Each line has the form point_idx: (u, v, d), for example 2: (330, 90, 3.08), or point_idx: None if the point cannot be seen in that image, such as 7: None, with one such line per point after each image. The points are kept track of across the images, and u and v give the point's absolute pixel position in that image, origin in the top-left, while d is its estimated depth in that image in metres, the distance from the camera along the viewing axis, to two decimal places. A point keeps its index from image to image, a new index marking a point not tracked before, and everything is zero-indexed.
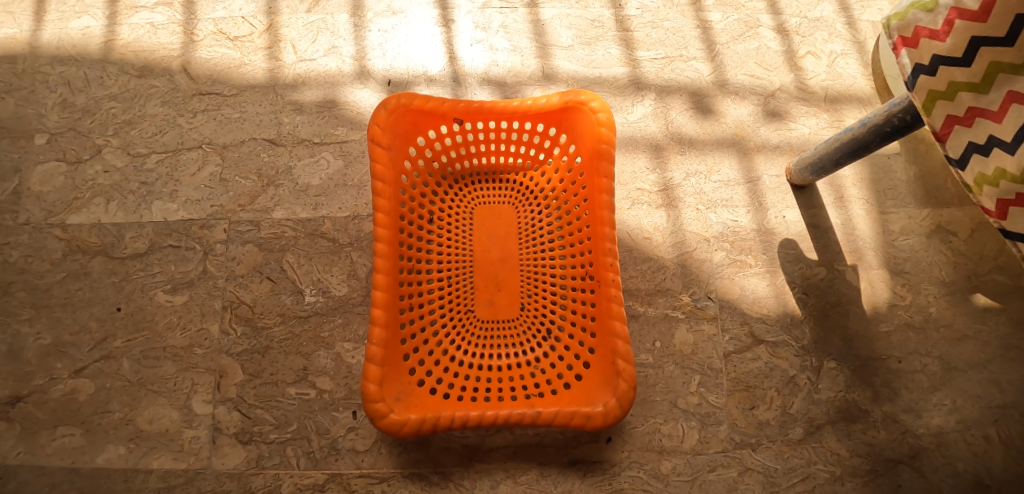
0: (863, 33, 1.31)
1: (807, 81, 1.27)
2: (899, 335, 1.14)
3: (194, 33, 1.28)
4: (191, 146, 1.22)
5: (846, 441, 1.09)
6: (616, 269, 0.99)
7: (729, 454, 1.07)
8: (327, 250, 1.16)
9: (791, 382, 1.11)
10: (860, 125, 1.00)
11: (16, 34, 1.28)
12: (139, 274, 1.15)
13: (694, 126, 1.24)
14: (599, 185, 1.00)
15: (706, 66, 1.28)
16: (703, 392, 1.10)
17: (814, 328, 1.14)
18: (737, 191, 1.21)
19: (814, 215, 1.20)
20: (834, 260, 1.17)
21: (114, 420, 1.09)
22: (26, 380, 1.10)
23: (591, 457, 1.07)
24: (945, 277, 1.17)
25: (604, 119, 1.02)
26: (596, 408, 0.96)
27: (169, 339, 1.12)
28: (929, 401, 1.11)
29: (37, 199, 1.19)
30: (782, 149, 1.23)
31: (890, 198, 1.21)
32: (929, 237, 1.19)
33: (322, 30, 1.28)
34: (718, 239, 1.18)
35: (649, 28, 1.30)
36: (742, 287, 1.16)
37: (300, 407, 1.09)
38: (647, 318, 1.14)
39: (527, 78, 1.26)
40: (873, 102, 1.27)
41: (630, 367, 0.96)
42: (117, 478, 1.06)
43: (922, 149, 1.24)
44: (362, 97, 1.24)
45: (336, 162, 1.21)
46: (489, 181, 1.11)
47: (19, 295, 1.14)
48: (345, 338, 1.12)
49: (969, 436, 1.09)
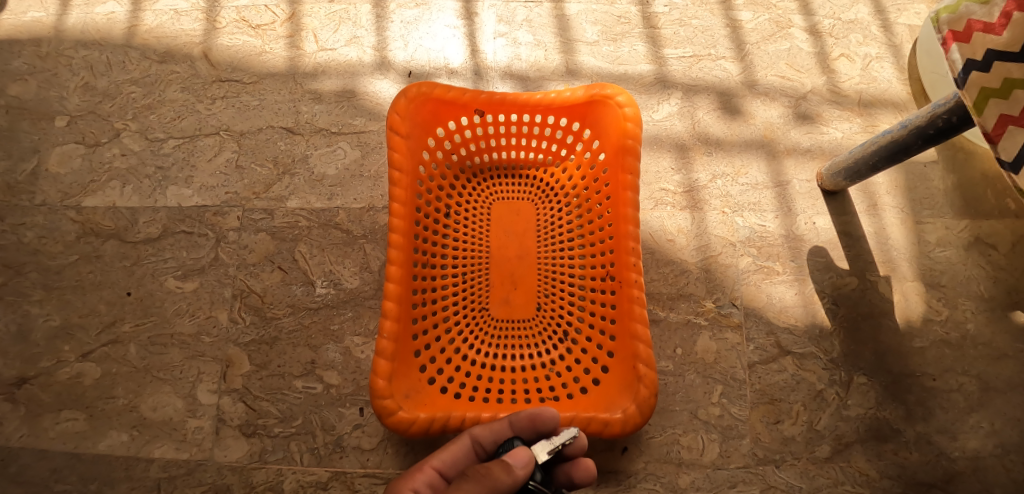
0: (899, 36, 1.26)
1: (840, 84, 1.22)
2: (934, 352, 1.07)
3: (216, 20, 1.28)
4: (209, 132, 1.20)
5: (876, 461, 1.03)
6: (639, 269, 0.95)
7: (750, 470, 1.02)
8: (340, 241, 1.14)
9: (819, 396, 1.06)
10: (900, 127, 0.96)
11: (42, 18, 1.28)
12: (151, 259, 1.14)
13: (722, 127, 1.20)
14: (623, 181, 0.97)
15: (735, 66, 1.24)
16: (725, 403, 1.05)
17: (844, 341, 1.08)
18: (765, 195, 1.16)
19: (846, 222, 1.14)
20: (866, 270, 1.12)
21: (118, 406, 1.06)
22: (33, 361, 1.08)
23: (605, 467, 1.02)
24: (983, 292, 1.11)
25: (630, 113, 0.99)
26: (615, 414, 0.92)
27: (177, 325, 1.10)
28: (965, 423, 1.04)
29: (54, 180, 1.18)
30: (813, 153, 1.18)
31: (925, 207, 1.15)
32: (967, 250, 1.13)
33: (344, 20, 1.27)
34: (744, 244, 1.13)
35: (676, 26, 1.26)
36: (768, 295, 1.11)
37: (307, 401, 1.06)
38: (668, 323, 1.09)
39: (550, 73, 1.23)
40: (909, 107, 1.21)
41: (652, 372, 0.91)
42: (119, 465, 1.03)
43: (960, 157, 1.18)
44: (382, 87, 1.22)
45: (353, 152, 1.18)
46: (508, 176, 1.07)
47: (30, 276, 1.13)
48: (355, 332, 1.09)
49: (1008, 462, 1.02)
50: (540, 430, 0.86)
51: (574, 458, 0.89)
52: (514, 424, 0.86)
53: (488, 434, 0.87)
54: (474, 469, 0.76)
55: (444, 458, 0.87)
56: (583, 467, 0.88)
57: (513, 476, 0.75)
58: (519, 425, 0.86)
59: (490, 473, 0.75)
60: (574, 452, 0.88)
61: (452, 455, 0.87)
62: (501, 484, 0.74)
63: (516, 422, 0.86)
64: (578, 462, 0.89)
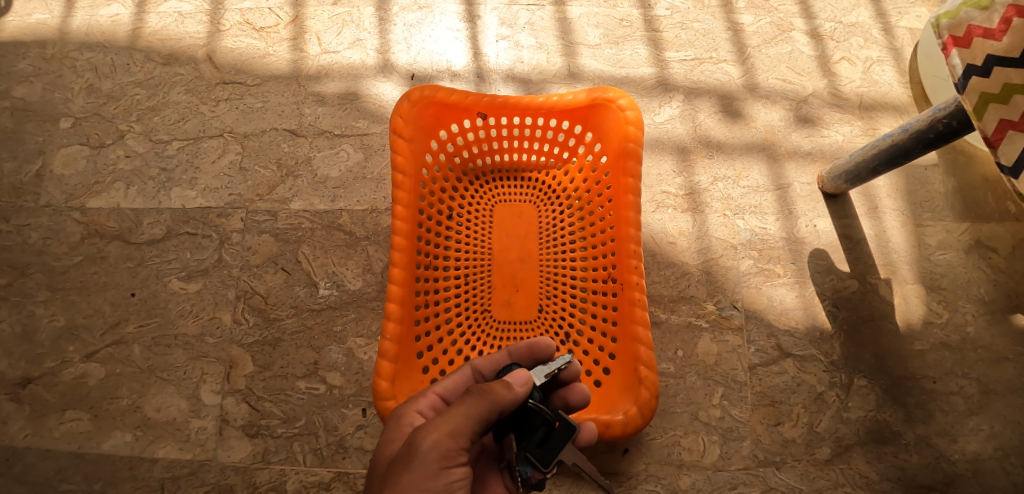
0: (900, 39, 1.26)
1: (840, 87, 1.23)
2: (934, 355, 1.08)
3: (220, 22, 1.28)
4: (213, 134, 1.21)
5: (876, 463, 1.03)
6: (640, 272, 0.96)
7: (751, 472, 1.03)
8: (343, 243, 1.14)
9: (819, 399, 1.06)
10: (901, 131, 0.97)
11: (47, 20, 1.29)
12: (155, 260, 1.14)
13: (723, 130, 1.20)
14: (625, 184, 0.97)
15: (736, 69, 1.24)
16: (725, 405, 1.06)
17: (844, 343, 1.09)
18: (767, 198, 1.16)
19: (846, 225, 1.15)
20: (867, 273, 1.12)
21: (122, 406, 1.07)
22: (38, 362, 1.09)
23: (606, 469, 1.02)
24: (984, 295, 1.11)
25: (631, 117, 0.99)
26: (616, 415, 0.92)
27: (181, 326, 1.11)
28: (965, 425, 1.05)
29: (59, 182, 1.18)
30: (814, 155, 1.19)
31: (926, 210, 1.16)
32: (968, 253, 1.13)
33: (347, 23, 1.28)
34: (745, 247, 1.14)
35: (678, 29, 1.27)
36: (769, 297, 1.11)
37: (309, 402, 1.07)
38: (669, 326, 1.10)
39: (552, 76, 1.23)
40: (909, 110, 1.21)
41: (653, 374, 0.92)
42: (123, 465, 1.04)
43: (961, 160, 1.18)
44: (385, 90, 1.23)
45: (356, 154, 1.19)
46: (510, 178, 1.08)
47: (35, 277, 1.13)
48: (358, 333, 1.10)
49: (1007, 464, 1.03)
50: (537, 358, 0.88)
51: (569, 383, 0.88)
52: (513, 353, 0.87)
53: (488, 362, 0.87)
54: (476, 385, 0.74)
55: (446, 384, 0.84)
56: (578, 390, 0.89)
57: (514, 393, 0.73)
58: (517, 354, 0.87)
59: (492, 389, 0.73)
60: (569, 377, 0.88)
61: (454, 382, 0.85)
62: (502, 401, 0.72)
63: (514, 352, 0.88)
64: (572, 386, 0.89)
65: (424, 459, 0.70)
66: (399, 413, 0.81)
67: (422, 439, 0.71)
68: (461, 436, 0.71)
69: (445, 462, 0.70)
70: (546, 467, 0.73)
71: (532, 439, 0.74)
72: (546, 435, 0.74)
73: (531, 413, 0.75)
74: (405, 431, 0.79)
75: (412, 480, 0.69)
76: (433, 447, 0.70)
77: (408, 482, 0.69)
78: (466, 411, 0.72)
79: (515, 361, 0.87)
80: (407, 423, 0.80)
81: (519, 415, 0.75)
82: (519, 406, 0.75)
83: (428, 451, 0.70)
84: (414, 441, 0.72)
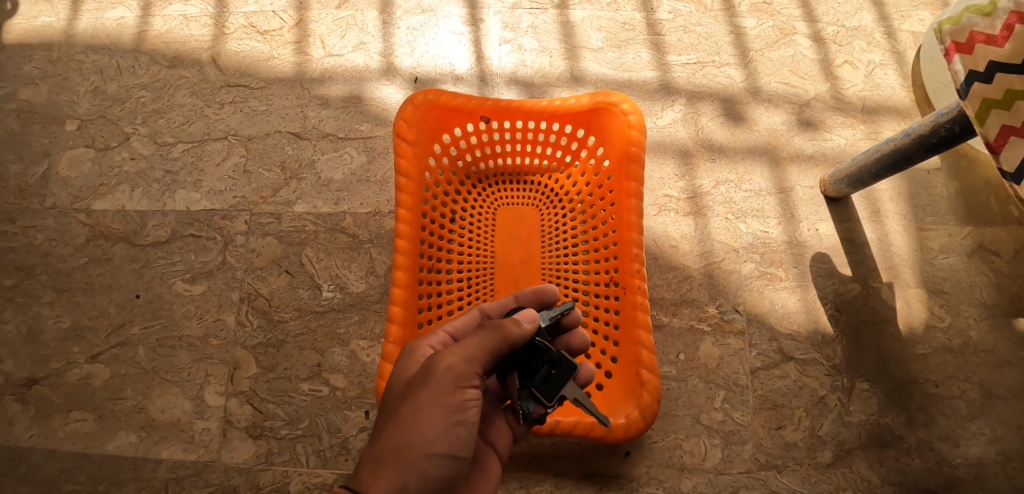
0: (903, 43, 1.26)
1: (843, 90, 1.23)
2: (936, 358, 1.08)
3: (225, 25, 1.29)
4: (217, 136, 1.22)
5: (877, 467, 1.03)
6: (643, 276, 0.96)
7: (752, 475, 1.03)
8: (346, 245, 1.15)
9: (821, 402, 1.06)
10: (903, 135, 0.97)
11: (54, 22, 1.29)
12: (160, 262, 1.15)
13: (725, 134, 1.20)
14: (627, 188, 0.98)
15: (739, 72, 1.24)
16: (727, 409, 1.06)
17: (846, 347, 1.09)
18: (769, 201, 1.17)
19: (849, 228, 1.15)
20: (869, 276, 1.12)
21: (127, 407, 1.08)
22: (43, 362, 1.10)
23: (608, 471, 1.03)
24: (986, 298, 1.11)
25: (634, 121, 1.00)
26: (618, 418, 0.93)
27: (185, 328, 1.12)
28: (967, 430, 1.05)
29: (65, 184, 1.19)
30: (816, 159, 1.19)
31: (928, 214, 1.16)
32: (970, 256, 1.13)
33: (351, 26, 1.28)
34: (748, 250, 1.14)
35: (680, 32, 1.27)
36: (771, 300, 1.11)
37: (312, 404, 1.07)
38: (671, 329, 1.10)
39: (555, 79, 1.24)
40: (912, 114, 1.21)
41: (655, 378, 0.93)
42: (127, 466, 1.05)
43: (963, 164, 1.18)
44: (388, 93, 1.23)
45: (360, 157, 1.20)
46: (513, 182, 1.08)
47: (41, 278, 1.14)
48: (361, 335, 1.10)
49: (1009, 469, 1.03)
50: (543, 303, 0.90)
51: (570, 328, 0.91)
52: (519, 297, 0.89)
53: (496, 306, 0.88)
54: (488, 320, 0.77)
55: (456, 323, 0.85)
56: (579, 335, 0.92)
57: (523, 328, 0.76)
58: (524, 299, 0.89)
59: (503, 324, 0.76)
60: (570, 323, 0.90)
61: (463, 322, 0.86)
62: (513, 336, 0.76)
63: (520, 296, 0.89)
64: (573, 331, 0.92)
65: (441, 378, 0.73)
66: (411, 346, 0.82)
67: (439, 361, 0.74)
68: (475, 360, 0.74)
69: (460, 382, 0.73)
70: (548, 401, 0.76)
71: (536, 377, 0.76)
72: (549, 373, 0.77)
73: (537, 350, 0.78)
74: (419, 360, 0.80)
75: (430, 396, 0.72)
76: (449, 369, 0.73)
77: (426, 399, 0.72)
78: (479, 342, 0.75)
79: (522, 305, 0.88)
80: (419, 355, 0.81)
81: (524, 355, 0.78)
82: (526, 343, 0.78)
83: (445, 372, 0.73)
84: (431, 364, 0.74)
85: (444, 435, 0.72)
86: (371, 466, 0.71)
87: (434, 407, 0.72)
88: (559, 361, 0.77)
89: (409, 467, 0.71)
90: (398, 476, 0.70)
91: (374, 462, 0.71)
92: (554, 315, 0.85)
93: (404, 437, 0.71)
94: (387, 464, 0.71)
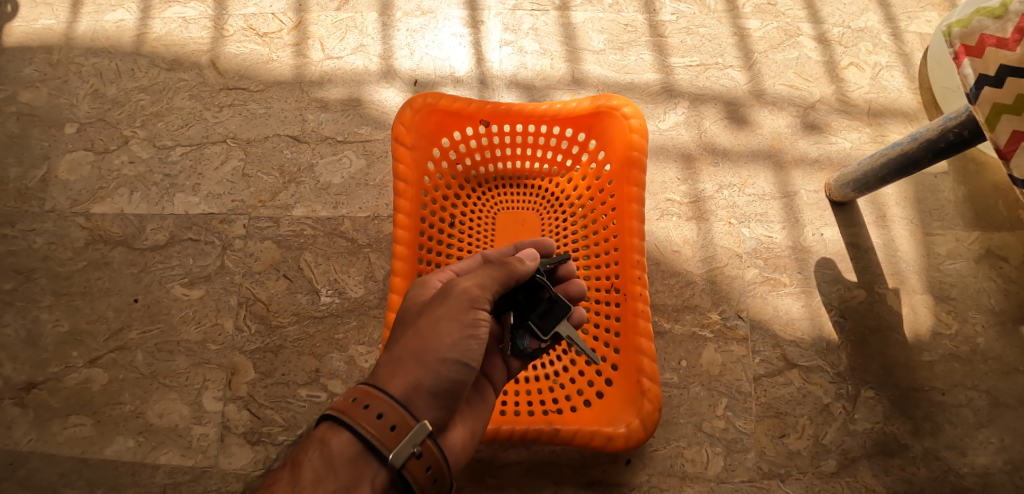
0: (910, 44, 1.24)
1: (849, 93, 1.21)
2: (943, 366, 1.06)
3: (224, 28, 1.28)
4: (216, 140, 1.21)
5: (882, 477, 1.02)
6: (644, 283, 0.94)
7: (755, 484, 1.01)
8: (345, 250, 1.14)
9: (825, 410, 1.05)
10: (909, 140, 0.95)
11: (54, 25, 1.29)
12: (158, 266, 1.14)
13: (728, 138, 1.19)
14: (629, 193, 0.96)
15: (742, 75, 1.23)
16: (729, 416, 1.04)
17: (851, 355, 1.07)
18: (772, 206, 1.15)
19: (854, 233, 1.13)
20: (874, 283, 1.11)
21: (125, 412, 1.07)
22: (42, 367, 1.09)
23: (608, 479, 1.01)
24: (994, 305, 1.09)
25: (636, 125, 0.98)
26: (618, 428, 0.91)
27: (184, 333, 1.11)
28: (974, 438, 1.03)
29: (64, 187, 1.19)
30: (821, 163, 1.17)
31: (935, 219, 1.14)
32: (978, 262, 1.11)
33: (350, 29, 1.27)
34: (751, 255, 1.12)
35: (683, 34, 1.25)
36: (775, 307, 1.10)
37: (310, 409, 1.06)
38: (672, 336, 1.08)
39: (556, 82, 1.22)
40: (919, 117, 1.19)
41: (656, 386, 0.91)
42: (125, 471, 1.04)
43: (971, 168, 1.17)
44: (387, 96, 1.22)
45: (359, 161, 1.19)
46: (513, 186, 1.07)
47: (40, 281, 1.14)
48: (359, 341, 1.09)
49: (1018, 478, 1.01)
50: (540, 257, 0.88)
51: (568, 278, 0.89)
52: (520, 247, 0.87)
53: (499, 253, 0.85)
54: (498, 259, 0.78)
55: (463, 263, 0.84)
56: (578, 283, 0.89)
57: (528, 266, 0.77)
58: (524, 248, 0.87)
59: (510, 261, 0.77)
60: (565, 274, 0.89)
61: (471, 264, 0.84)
62: (519, 272, 0.77)
63: (521, 247, 0.87)
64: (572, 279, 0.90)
65: (457, 296, 0.74)
66: (422, 279, 0.82)
67: (456, 283, 0.75)
68: (489, 286, 0.75)
69: (475, 304, 0.74)
70: (543, 336, 0.78)
71: (533, 311, 0.78)
72: (546, 308, 0.78)
73: (538, 287, 0.79)
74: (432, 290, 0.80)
75: (446, 311, 0.74)
76: (465, 290, 0.74)
77: (443, 313, 0.74)
78: (491, 273, 0.76)
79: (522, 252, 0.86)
80: (431, 286, 0.81)
81: (527, 290, 0.79)
82: (529, 279, 0.79)
83: (460, 292, 0.74)
84: (449, 285, 0.76)
85: (458, 345, 0.73)
86: (389, 367, 0.73)
87: (450, 319, 0.73)
88: (556, 300, 0.78)
89: (426, 370, 0.72)
90: (414, 375, 0.72)
91: (392, 364, 0.73)
92: (551, 263, 0.85)
93: (422, 343, 0.73)
94: (406, 365, 0.72)
